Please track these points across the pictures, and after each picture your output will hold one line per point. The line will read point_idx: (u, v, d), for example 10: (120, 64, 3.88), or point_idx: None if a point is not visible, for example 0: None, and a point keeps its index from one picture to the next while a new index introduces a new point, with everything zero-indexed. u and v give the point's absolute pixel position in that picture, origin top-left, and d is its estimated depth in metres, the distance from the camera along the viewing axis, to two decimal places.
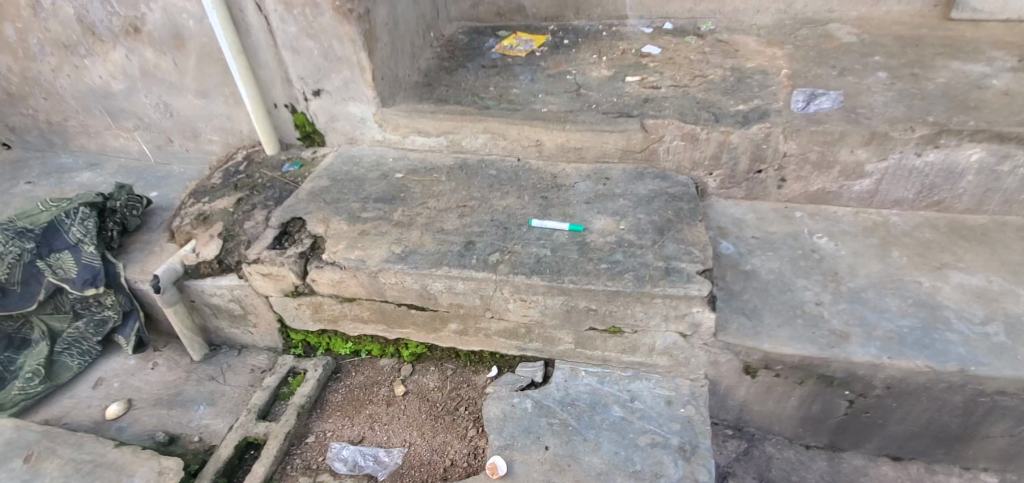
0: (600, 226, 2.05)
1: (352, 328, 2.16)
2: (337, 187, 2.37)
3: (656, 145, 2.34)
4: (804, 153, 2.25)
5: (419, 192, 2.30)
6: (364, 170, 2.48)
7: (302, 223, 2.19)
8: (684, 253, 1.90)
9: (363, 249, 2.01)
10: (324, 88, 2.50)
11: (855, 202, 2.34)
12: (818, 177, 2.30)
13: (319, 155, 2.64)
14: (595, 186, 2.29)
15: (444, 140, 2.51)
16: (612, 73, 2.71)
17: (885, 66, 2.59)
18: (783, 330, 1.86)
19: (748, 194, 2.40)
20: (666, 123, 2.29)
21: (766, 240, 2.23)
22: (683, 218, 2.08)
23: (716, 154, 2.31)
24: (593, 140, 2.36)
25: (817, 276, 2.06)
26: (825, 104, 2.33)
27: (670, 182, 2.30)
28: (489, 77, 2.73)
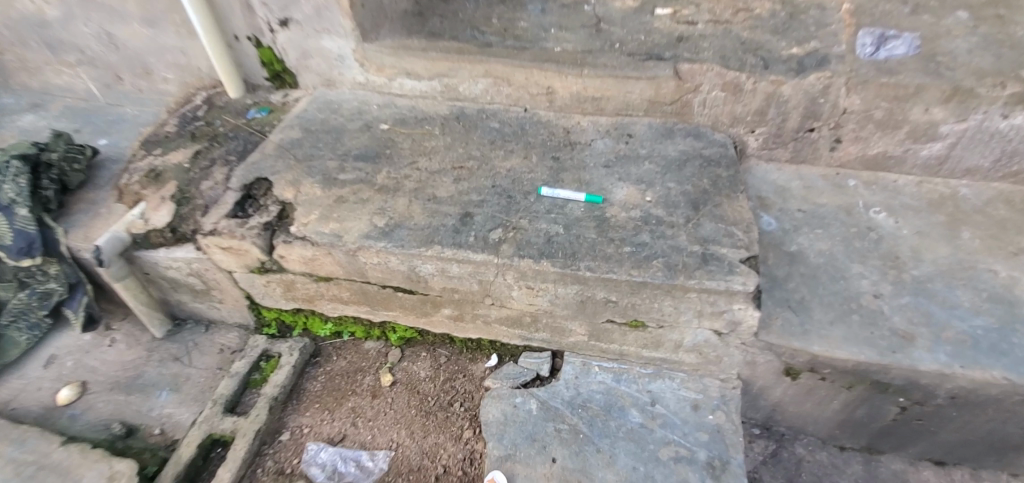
0: (622, 197, 1.71)
1: (331, 308, 1.87)
2: (309, 140, 2.00)
3: (690, 96, 1.94)
4: (869, 110, 1.87)
5: (408, 149, 1.95)
6: (342, 119, 2.10)
7: (269, 185, 1.84)
8: (724, 234, 1.57)
9: (338, 221, 1.68)
10: (292, 17, 2.08)
11: (919, 170, 1.99)
12: (880, 139, 1.93)
13: (291, 99, 2.25)
14: (616, 145, 1.93)
15: (437, 84, 2.11)
16: (639, 4, 2.26)
17: (967, 2, 2.14)
18: (835, 329, 1.57)
19: (794, 157, 2.04)
20: (705, 69, 1.89)
21: (815, 214, 1.90)
22: (723, 188, 1.73)
23: (762, 109, 1.93)
24: (615, 88, 1.96)
25: (874, 260, 1.75)
26: (900, 48, 1.91)
27: (705, 142, 1.94)
28: (492, 6, 2.28)
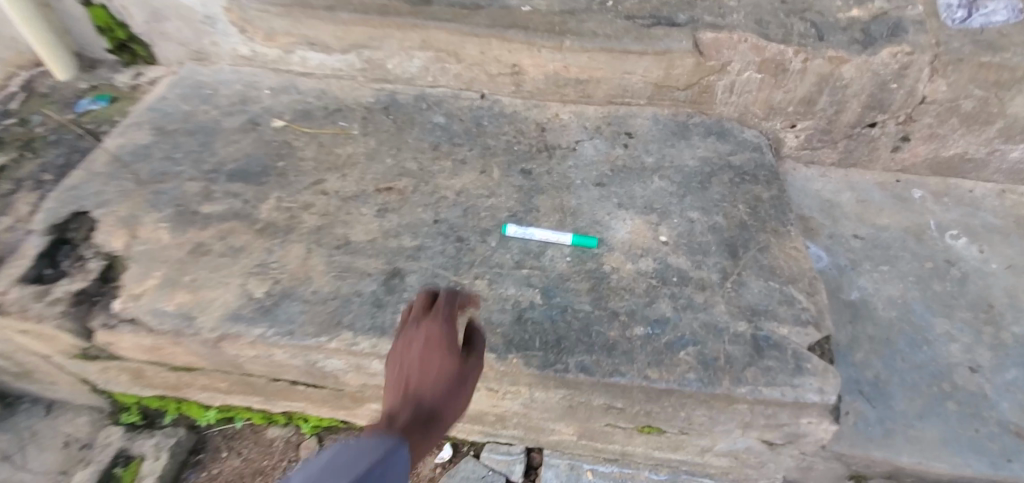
0: (625, 238, 1.18)
1: (210, 396, 1.32)
2: (163, 148, 1.35)
3: (713, 78, 1.38)
4: (957, 99, 1.35)
5: (312, 159, 1.34)
6: (216, 111, 1.45)
7: (93, 224, 1.21)
8: (777, 301, 1.07)
9: (196, 290, 1.09)
10: None
11: (1002, 176, 1.50)
12: (962, 138, 1.43)
13: (146, 80, 1.58)
14: (610, 150, 1.36)
15: (353, 59, 1.47)
16: None
17: None
18: (928, 427, 1.14)
19: (843, 159, 1.52)
20: (736, 40, 1.32)
21: (877, 242, 1.40)
22: (766, 220, 1.21)
23: (809, 97, 1.39)
24: (608, 67, 1.37)
25: (962, 313, 1.29)
26: (999, 15, 1.34)
27: (733, 144, 1.39)
28: None
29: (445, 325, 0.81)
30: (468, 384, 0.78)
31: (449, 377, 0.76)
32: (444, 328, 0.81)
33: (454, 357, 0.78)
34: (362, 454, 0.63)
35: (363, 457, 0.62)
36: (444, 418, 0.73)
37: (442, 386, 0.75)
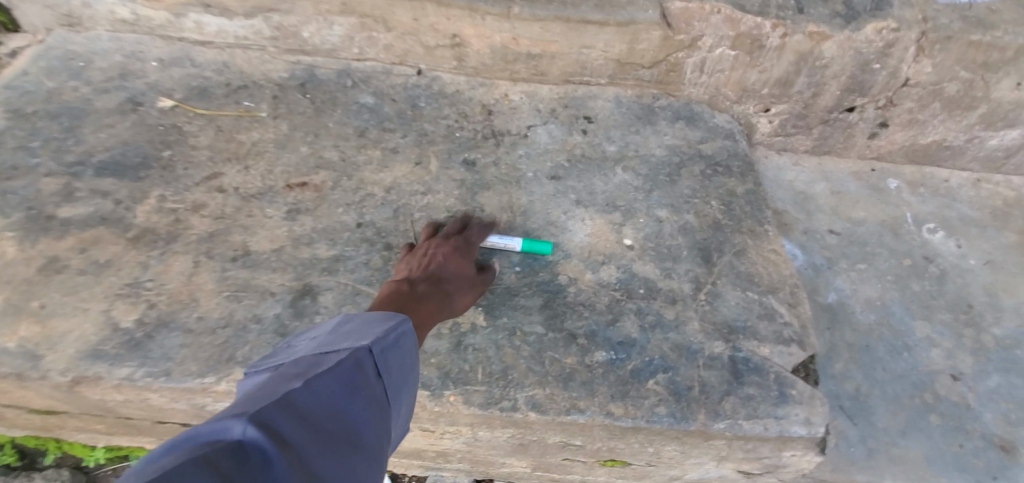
0: (583, 242, 1.00)
1: (90, 436, 1.09)
2: (17, 134, 1.08)
3: (682, 56, 1.21)
4: (941, 82, 1.24)
5: (207, 148, 1.10)
6: (86, 88, 1.17)
7: None
8: (756, 316, 0.93)
9: (46, 321, 0.86)
10: None
11: (978, 165, 1.42)
12: (942, 124, 1.33)
13: (4, 52, 1.26)
14: (567, 137, 1.18)
15: (260, 25, 1.22)
16: None
17: None
18: (911, 444, 1.04)
19: (817, 146, 1.39)
20: (708, 11, 1.15)
21: (854, 238, 1.29)
22: (742, 219, 1.07)
23: (785, 78, 1.25)
24: (563, 41, 1.19)
25: (943, 315, 1.20)
26: None
27: (703, 130, 1.24)
28: None
29: (473, 241, 0.94)
30: (477, 289, 0.89)
31: (466, 275, 0.89)
32: (471, 242, 0.94)
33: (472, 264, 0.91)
34: (379, 321, 0.72)
35: (380, 323, 0.72)
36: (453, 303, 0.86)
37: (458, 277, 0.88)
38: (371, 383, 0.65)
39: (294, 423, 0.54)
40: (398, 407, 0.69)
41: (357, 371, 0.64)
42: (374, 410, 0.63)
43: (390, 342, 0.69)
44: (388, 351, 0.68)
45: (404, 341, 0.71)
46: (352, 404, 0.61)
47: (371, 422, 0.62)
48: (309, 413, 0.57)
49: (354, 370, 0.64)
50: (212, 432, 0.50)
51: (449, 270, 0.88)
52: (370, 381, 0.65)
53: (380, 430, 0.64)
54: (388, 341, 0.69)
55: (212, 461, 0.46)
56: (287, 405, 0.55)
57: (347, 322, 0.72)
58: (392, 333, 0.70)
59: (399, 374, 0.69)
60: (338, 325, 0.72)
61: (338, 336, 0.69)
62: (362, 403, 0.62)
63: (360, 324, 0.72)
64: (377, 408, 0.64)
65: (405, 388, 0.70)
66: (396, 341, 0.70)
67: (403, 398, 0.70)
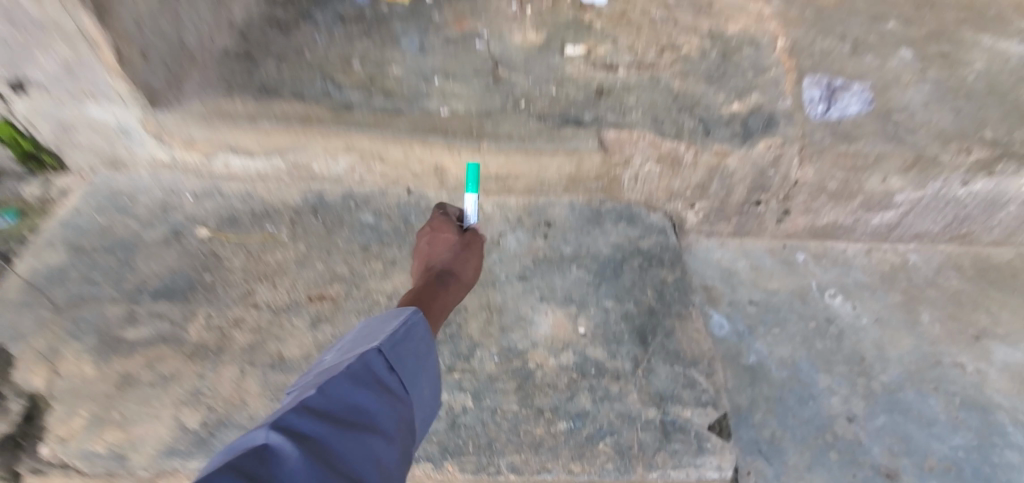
0: (547, 332, 1.28)
1: None
2: (80, 268, 1.34)
3: (619, 171, 1.54)
4: (822, 181, 1.56)
5: (241, 269, 1.35)
6: (135, 224, 1.43)
7: (9, 362, 1.19)
8: (682, 385, 1.21)
9: (127, 427, 1.10)
10: (29, 77, 1.32)
11: (867, 237, 1.75)
12: (831, 209, 1.65)
13: (55, 189, 1.53)
14: (532, 242, 1.47)
15: (279, 162, 1.49)
16: (544, 38, 1.77)
17: (905, 38, 1.85)
18: (815, 476, 1.31)
19: (737, 230, 1.71)
20: (636, 138, 1.47)
21: (769, 306, 1.59)
22: (671, 304, 1.36)
23: (702, 183, 1.57)
24: (525, 166, 1.49)
25: (841, 367, 1.48)
26: (853, 105, 1.58)
27: (641, 228, 1.54)
28: (353, 40, 1.66)
29: (447, 220, 1.25)
30: (466, 248, 1.19)
31: (451, 245, 1.18)
32: (444, 222, 1.24)
33: (453, 234, 1.20)
34: (384, 327, 0.92)
35: (386, 326, 0.92)
36: (456, 269, 1.15)
37: (450, 250, 1.18)
38: (380, 377, 0.85)
39: (311, 417, 0.73)
40: (412, 390, 0.88)
41: (365, 371, 0.83)
42: (384, 396, 0.83)
43: (394, 341, 0.89)
44: (392, 349, 0.88)
45: (407, 337, 0.91)
46: (363, 394, 0.80)
47: (382, 407, 0.81)
48: (326, 407, 0.76)
49: (364, 369, 0.83)
50: (257, 430, 0.70)
51: (437, 249, 1.18)
52: (380, 376, 0.85)
53: (393, 411, 0.83)
54: (391, 341, 0.88)
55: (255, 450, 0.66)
56: (309, 404, 0.75)
57: (361, 334, 0.93)
58: (393, 334, 0.89)
59: (407, 365, 0.89)
60: (357, 335, 0.93)
61: (354, 346, 0.89)
62: (370, 393, 0.82)
63: (372, 331, 0.92)
64: (388, 393, 0.84)
65: (416, 375, 0.90)
66: (399, 339, 0.90)
67: (415, 385, 0.89)
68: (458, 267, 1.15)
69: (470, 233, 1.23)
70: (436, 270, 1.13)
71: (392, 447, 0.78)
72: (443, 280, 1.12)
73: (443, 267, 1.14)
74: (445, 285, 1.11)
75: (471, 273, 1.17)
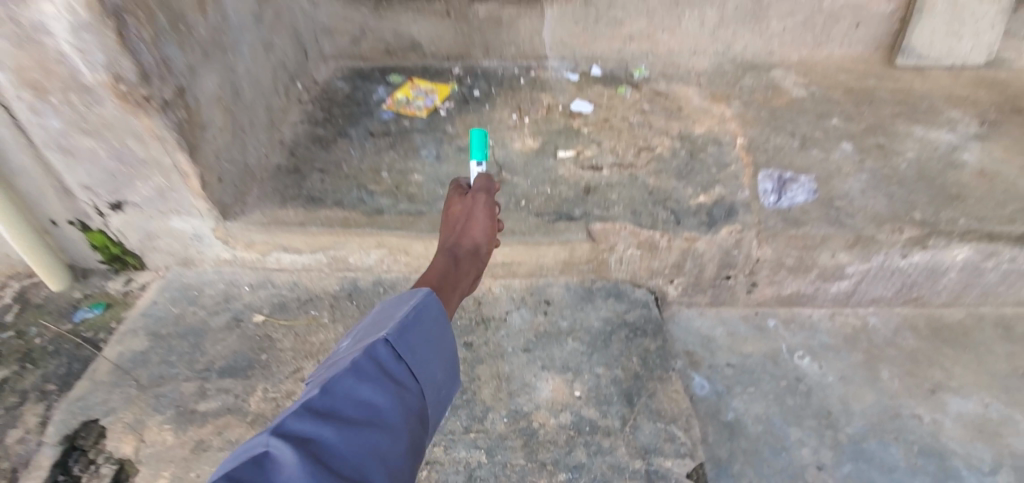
0: (548, 396, 1.51)
1: None
2: (158, 351, 1.60)
3: (606, 255, 1.82)
4: (780, 258, 1.83)
5: (291, 349, 1.62)
6: (203, 312, 1.71)
7: (101, 431, 1.45)
8: (663, 438, 1.42)
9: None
10: (127, 199, 1.63)
11: (830, 303, 1.98)
12: (793, 281, 1.90)
13: (136, 285, 1.81)
14: (534, 318, 1.73)
15: (322, 257, 1.79)
16: (540, 144, 2.12)
17: (847, 132, 2.16)
18: None
19: (713, 300, 1.97)
20: (618, 229, 1.77)
21: (744, 368, 1.81)
22: (653, 369, 1.59)
23: (678, 262, 1.84)
24: (526, 254, 1.77)
25: (809, 421, 1.69)
26: (800, 195, 1.87)
27: (627, 303, 1.80)
28: (381, 153, 2.02)
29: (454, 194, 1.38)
30: (476, 216, 1.31)
31: (461, 215, 1.32)
32: (453, 197, 1.38)
33: (460, 204, 1.34)
34: (390, 319, 1.00)
35: (393, 317, 1.00)
36: (468, 234, 1.28)
37: (460, 220, 1.31)
38: (384, 369, 0.92)
39: (312, 418, 0.82)
40: (420, 376, 0.96)
41: (367, 365, 0.90)
42: (387, 386, 0.90)
43: (397, 333, 0.96)
44: (395, 341, 0.95)
45: (409, 328, 0.98)
46: (366, 387, 0.88)
47: (384, 399, 0.88)
48: (329, 406, 0.85)
49: (368, 362, 0.91)
50: (263, 433, 0.80)
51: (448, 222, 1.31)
52: (384, 367, 0.92)
53: (397, 401, 0.90)
54: (394, 333, 0.95)
55: (259, 456, 0.77)
56: (312, 404, 0.84)
57: (372, 324, 1.01)
58: (395, 326, 0.96)
59: (412, 354, 0.96)
60: (370, 324, 1.02)
61: (363, 338, 0.98)
62: (373, 384, 0.89)
63: (381, 321, 1.00)
64: (392, 383, 0.91)
65: (422, 361, 0.97)
66: (402, 330, 0.97)
67: (422, 371, 0.96)
68: (469, 232, 1.29)
69: (474, 193, 1.35)
70: (452, 244, 1.27)
71: (392, 437, 0.85)
72: (461, 251, 1.26)
73: (458, 239, 1.28)
74: (464, 254, 1.25)
75: (484, 230, 1.30)
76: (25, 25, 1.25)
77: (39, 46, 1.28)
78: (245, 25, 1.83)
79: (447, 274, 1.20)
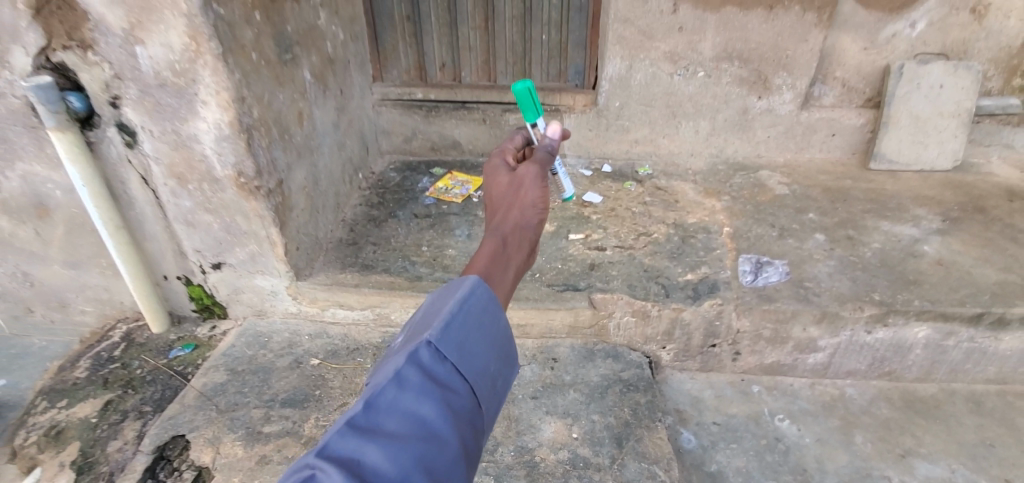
0: (550, 435, 1.80)
1: None
2: (234, 384, 1.95)
3: (606, 320, 2.14)
4: (758, 330, 2.12)
5: (339, 387, 1.95)
6: (271, 354, 2.09)
7: (185, 444, 1.77)
8: (647, 476, 1.68)
9: None
10: (226, 261, 2.08)
11: (809, 373, 2.23)
12: (772, 351, 2.17)
13: (218, 331, 2.22)
14: (542, 371, 2.04)
15: (369, 313, 2.18)
16: (554, 228, 2.52)
17: (821, 225, 2.50)
18: None
19: (703, 366, 2.24)
20: (616, 298, 2.10)
21: (728, 426, 2.05)
22: (643, 418, 1.86)
23: (668, 330, 2.14)
24: (537, 317, 2.11)
25: (786, 476, 1.91)
26: (773, 276, 2.19)
27: (623, 363, 2.10)
28: (423, 231, 2.46)
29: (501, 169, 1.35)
30: (525, 185, 1.28)
31: (510, 185, 1.30)
32: (500, 172, 1.37)
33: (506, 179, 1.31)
34: (436, 314, 0.98)
35: (436, 314, 0.97)
36: (518, 207, 1.25)
37: (509, 194, 1.28)
38: (430, 372, 0.91)
39: (355, 438, 0.82)
40: (468, 373, 0.94)
41: (411, 372, 0.89)
42: (434, 392, 0.89)
43: (441, 332, 0.94)
44: (439, 341, 0.93)
45: (455, 324, 0.96)
46: (411, 396, 0.87)
47: (430, 405, 0.88)
48: (375, 419, 0.85)
49: (410, 367, 0.90)
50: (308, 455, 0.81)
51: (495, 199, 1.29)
52: (430, 371, 0.91)
53: (443, 407, 0.89)
54: (438, 333, 0.93)
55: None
56: (354, 422, 0.84)
57: (416, 324, 1.00)
58: (440, 325, 0.94)
59: (459, 352, 0.95)
60: (417, 320, 1.01)
61: (409, 338, 0.97)
62: (419, 392, 0.88)
63: (427, 317, 0.99)
64: (438, 387, 0.90)
65: (471, 357, 0.96)
66: (447, 328, 0.95)
67: (470, 370, 0.95)
68: (519, 203, 1.26)
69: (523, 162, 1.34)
70: (501, 220, 1.24)
71: (441, 447, 0.86)
72: (512, 225, 1.23)
73: (507, 214, 1.25)
74: (515, 228, 1.22)
75: (535, 198, 1.27)
76: (182, 135, 1.76)
77: (188, 149, 1.78)
78: (326, 131, 2.36)
79: (499, 252, 1.16)
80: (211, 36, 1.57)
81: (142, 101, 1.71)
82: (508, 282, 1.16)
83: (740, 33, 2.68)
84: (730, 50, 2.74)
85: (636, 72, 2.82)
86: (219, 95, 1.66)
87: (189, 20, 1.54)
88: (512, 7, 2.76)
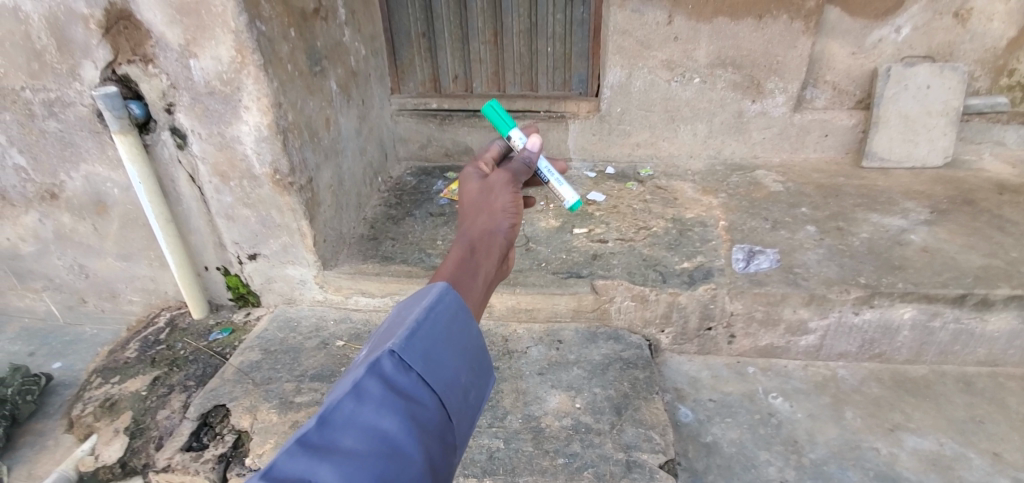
0: (555, 405, 1.96)
1: None
2: (268, 361, 2.15)
3: (607, 305, 2.30)
4: (750, 312, 2.26)
5: None
6: (300, 337, 2.28)
7: (226, 412, 1.97)
8: (644, 440, 1.82)
9: None
10: (261, 252, 2.30)
11: (802, 355, 2.37)
12: (765, 334, 2.31)
13: (252, 317, 2.43)
14: (548, 351, 2.20)
15: (389, 300, 2.37)
16: (560, 223, 2.71)
17: (812, 218, 2.64)
18: None
19: (700, 349, 2.40)
20: (616, 284, 2.26)
21: (724, 402, 2.20)
22: (641, 391, 2.01)
23: (666, 313, 2.29)
24: (543, 302, 2.28)
25: (777, 446, 2.04)
26: (765, 262, 2.34)
27: (624, 344, 2.25)
28: (437, 227, 2.66)
29: (474, 174, 1.35)
30: (495, 193, 1.28)
31: (480, 192, 1.28)
32: (470, 179, 1.34)
33: (478, 184, 1.31)
34: (400, 324, 0.95)
35: (400, 323, 0.95)
36: (488, 212, 1.24)
37: (480, 198, 1.28)
38: (393, 383, 0.88)
39: (307, 457, 0.76)
40: (435, 384, 0.91)
41: (371, 383, 0.85)
42: (397, 403, 0.85)
43: (405, 341, 0.91)
44: (403, 351, 0.90)
45: (420, 333, 0.93)
46: (371, 409, 0.83)
47: (391, 418, 0.84)
48: (331, 435, 0.80)
49: (371, 378, 0.86)
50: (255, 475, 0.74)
51: (465, 205, 1.27)
52: (392, 381, 0.88)
53: (406, 420, 0.85)
54: (401, 342, 0.91)
55: None
56: (307, 439, 0.78)
57: (379, 335, 0.97)
58: (404, 333, 0.92)
59: (424, 362, 0.92)
60: (382, 332, 0.98)
61: (371, 350, 0.93)
62: (380, 404, 0.84)
63: (392, 327, 0.96)
64: (401, 398, 0.87)
65: (436, 367, 0.93)
66: (411, 337, 0.92)
67: (437, 380, 0.92)
68: (490, 209, 1.25)
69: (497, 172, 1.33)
70: (469, 226, 1.22)
71: (403, 462, 0.81)
72: (480, 231, 1.21)
73: (476, 219, 1.23)
74: (483, 234, 1.20)
75: (506, 205, 1.27)
76: (227, 137, 1.99)
77: (231, 149, 2.02)
78: (350, 137, 2.60)
79: (467, 257, 1.15)
80: (254, 49, 1.81)
81: (193, 107, 1.95)
82: (477, 289, 1.13)
83: (732, 41, 2.87)
84: (723, 57, 2.92)
85: (636, 80, 3.01)
86: (259, 101, 1.90)
87: (237, 36, 1.78)
88: (519, 23, 2.99)
